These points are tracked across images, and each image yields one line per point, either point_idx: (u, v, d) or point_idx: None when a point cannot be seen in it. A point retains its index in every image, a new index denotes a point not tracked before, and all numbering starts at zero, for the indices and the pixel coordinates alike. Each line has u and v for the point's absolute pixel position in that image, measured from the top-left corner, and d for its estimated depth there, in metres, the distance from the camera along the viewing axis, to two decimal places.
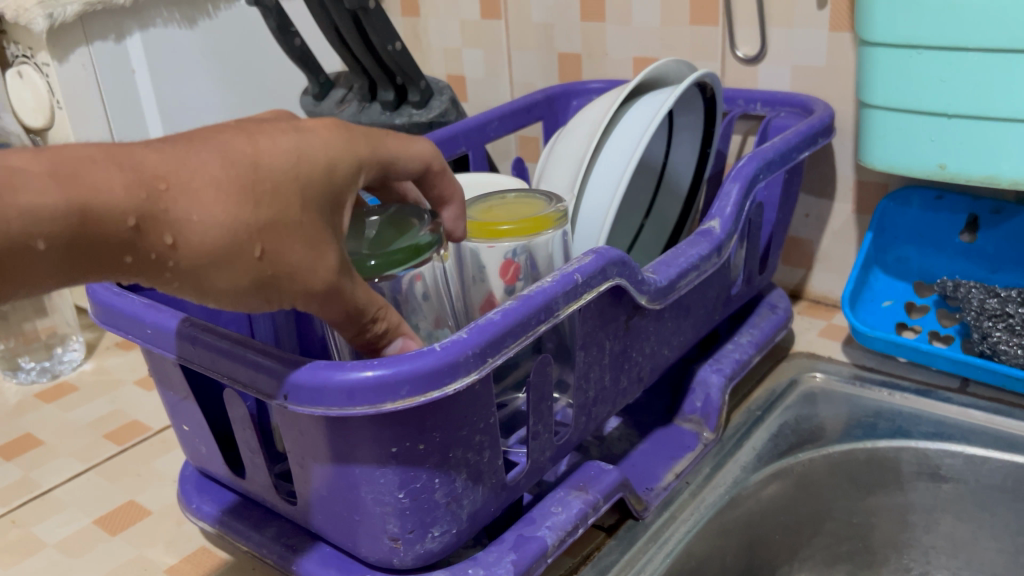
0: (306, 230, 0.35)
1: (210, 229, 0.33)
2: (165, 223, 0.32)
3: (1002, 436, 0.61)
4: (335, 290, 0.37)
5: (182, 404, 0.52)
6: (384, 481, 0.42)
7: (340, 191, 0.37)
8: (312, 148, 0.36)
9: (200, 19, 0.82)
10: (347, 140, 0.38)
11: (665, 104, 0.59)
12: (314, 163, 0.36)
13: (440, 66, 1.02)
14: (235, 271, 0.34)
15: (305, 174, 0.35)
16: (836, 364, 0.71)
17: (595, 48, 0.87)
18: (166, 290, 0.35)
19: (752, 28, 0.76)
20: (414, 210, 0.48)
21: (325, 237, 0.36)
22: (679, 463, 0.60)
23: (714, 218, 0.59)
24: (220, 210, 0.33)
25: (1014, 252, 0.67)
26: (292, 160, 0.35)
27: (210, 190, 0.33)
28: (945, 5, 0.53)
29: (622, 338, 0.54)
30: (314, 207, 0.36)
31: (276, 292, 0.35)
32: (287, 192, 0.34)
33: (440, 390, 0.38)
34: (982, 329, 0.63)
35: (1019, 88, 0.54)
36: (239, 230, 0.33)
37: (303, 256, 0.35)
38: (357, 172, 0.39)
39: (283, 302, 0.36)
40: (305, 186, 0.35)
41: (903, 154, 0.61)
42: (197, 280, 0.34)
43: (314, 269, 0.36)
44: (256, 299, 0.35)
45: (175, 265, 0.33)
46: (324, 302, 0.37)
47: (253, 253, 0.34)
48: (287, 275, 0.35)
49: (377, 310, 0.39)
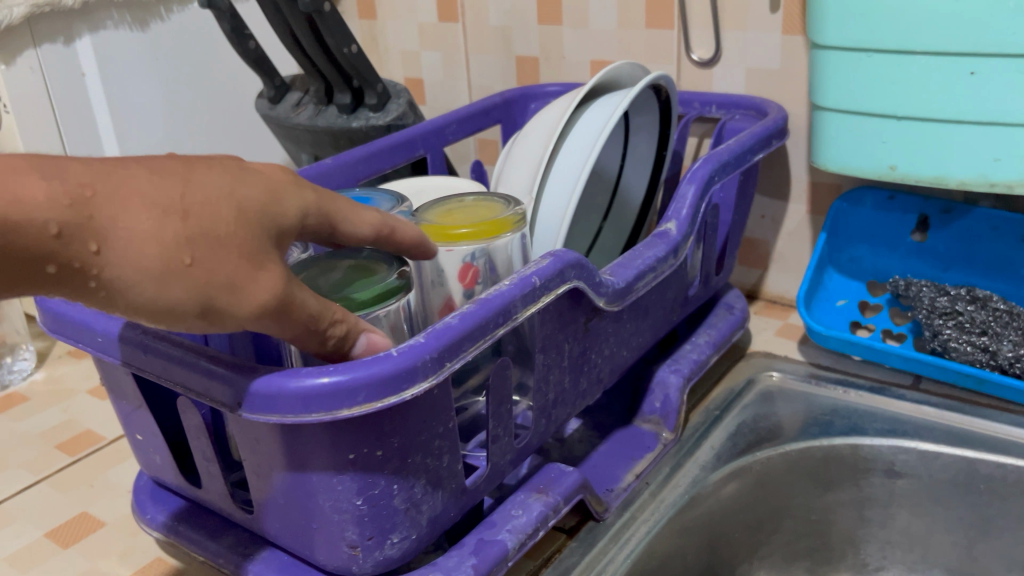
0: (245, 244, 0.34)
1: (137, 234, 0.32)
2: (90, 230, 0.31)
3: (953, 431, 0.63)
4: (283, 300, 0.35)
5: (136, 413, 0.51)
6: (342, 488, 0.41)
7: (282, 226, 0.36)
8: (249, 179, 0.36)
9: (152, 21, 0.81)
10: (287, 183, 0.38)
11: (621, 105, 0.59)
12: (264, 173, 0.36)
13: (397, 68, 1.01)
14: (166, 282, 0.32)
15: (241, 195, 0.35)
16: (792, 363, 0.72)
17: (553, 51, 0.87)
18: (92, 306, 0.33)
19: (707, 31, 0.76)
20: (385, 258, 0.48)
21: (267, 255, 0.35)
22: (639, 464, 0.60)
23: (670, 220, 0.59)
24: (148, 219, 0.32)
25: (964, 251, 0.69)
26: (226, 181, 0.35)
27: (136, 199, 0.32)
28: (893, 10, 0.54)
29: (581, 341, 0.55)
30: (253, 225, 0.35)
31: (215, 308, 0.34)
32: (220, 206, 0.33)
33: (397, 396, 0.38)
34: (933, 327, 0.64)
35: (965, 90, 0.55)
36: (169, 237, 0.32)
37: (241, 268, 0.34)
38: (304, 218, 0.38)
39: (225, 321, 0.34)
40: (240, 202, 0.34)
41: (854, 156, 0.62)
42: (126, 295, 0.33)
43: (255, 286, 0.34)
44: (194, 318, 0.34)
45: (101, 275, 0.32)
46: (269, 321, 0.35)
47: (182, 262, 0.32)
48: (225, 288, 0.33)
49: (333, 317, 0.38)
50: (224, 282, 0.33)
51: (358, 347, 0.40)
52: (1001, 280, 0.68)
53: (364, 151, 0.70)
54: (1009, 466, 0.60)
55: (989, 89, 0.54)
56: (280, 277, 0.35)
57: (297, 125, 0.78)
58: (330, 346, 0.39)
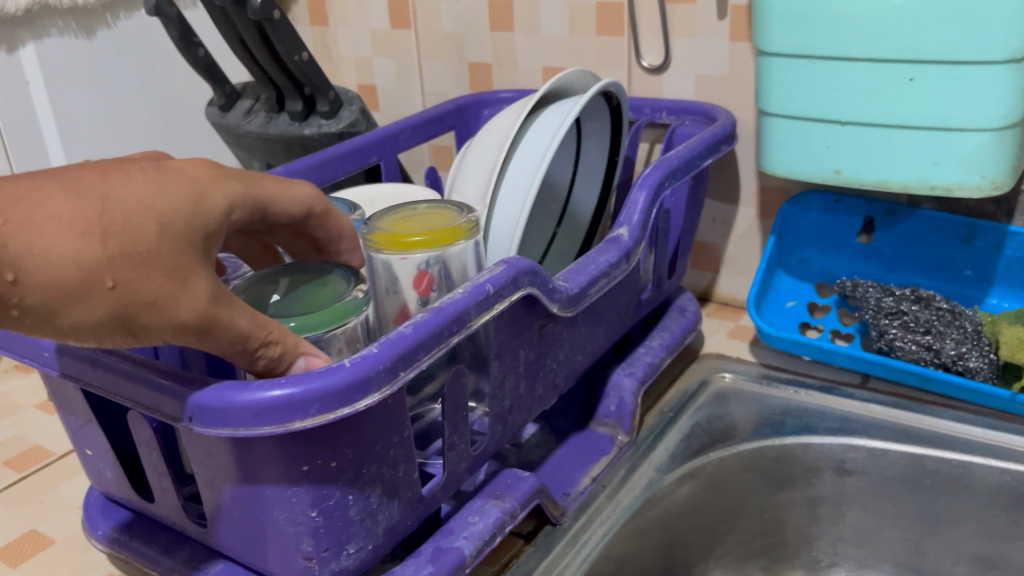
0: (168, 260, 0.34)
1: (53, 263, 0.32)
2: (6, 260, 0.31)
3: (899, 429, 0.64)
4: (209, 320, 0.35)
5: (86, 428, 0.51)
6: (296, 500, 0.41)
7: (209, 223, 0.36)
8: (173, 184, 0.35)
9: (98, 29, 0.80)
10: (215, 174, 0.38)
11: (573, 111, 0.60)
12: (198, 192, 0.36)
13: (350, 75, 1.01)
14: (87, 306, 0.33)
15: (165, 205, 0.34)
16: (744, 364, 0.74)
17: (505, 57, 0.88)
18: (17, 329, 0.34)
19: (657, 38, 0.77)
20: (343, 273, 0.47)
21: (192, 268, 0.35)
22: (594, 468, 0.61)
23: (622, 226, 0.60)
24: (66, 243, 0.32)
25: (910, 252, 0.71)
26: (148, 191, 0.34)
27: (51, 222, 0.32)
28: (836, 18, 0.56)
29: (537, 346, 0.55)
30: (178, 237, 0.34)
31: (137, 325, 0.34)
32: (141, 224, 0.33)
33: (351, 407, 0.38)
34: (880, 327, 0.66)
35: (905, 96, 0.56)
36: (87, 263, 0.32)
37: (164, 287, 0.34)
38: (231, 207, 0.38)
39: (152, 333, 0.35)
40: (163, 216, 0.34)
41: (800, 160, 0.63)
42: (49, 316, 0.33)
43: (180, 304, 0.34)
44: (120, 330, 0.34)
45: (22, 303, 0.32)
46: (199, 334, 0.35)
47: (103, 285, 0.32)
48: (148, 307, 0.34)
49: (268, 334, 0.38)
50: (148, 301, 0.34)
51: (295, 367, 0.39)
52: (944, 280, 0.71)
53: (316, 159, 0.69)
54: (953, 461, 0.61)
55: (928, 94, 0.55)
56: (207, 292, 0.35)
57: (249, 133, 0.78)
58: (266, 362, 0.39)
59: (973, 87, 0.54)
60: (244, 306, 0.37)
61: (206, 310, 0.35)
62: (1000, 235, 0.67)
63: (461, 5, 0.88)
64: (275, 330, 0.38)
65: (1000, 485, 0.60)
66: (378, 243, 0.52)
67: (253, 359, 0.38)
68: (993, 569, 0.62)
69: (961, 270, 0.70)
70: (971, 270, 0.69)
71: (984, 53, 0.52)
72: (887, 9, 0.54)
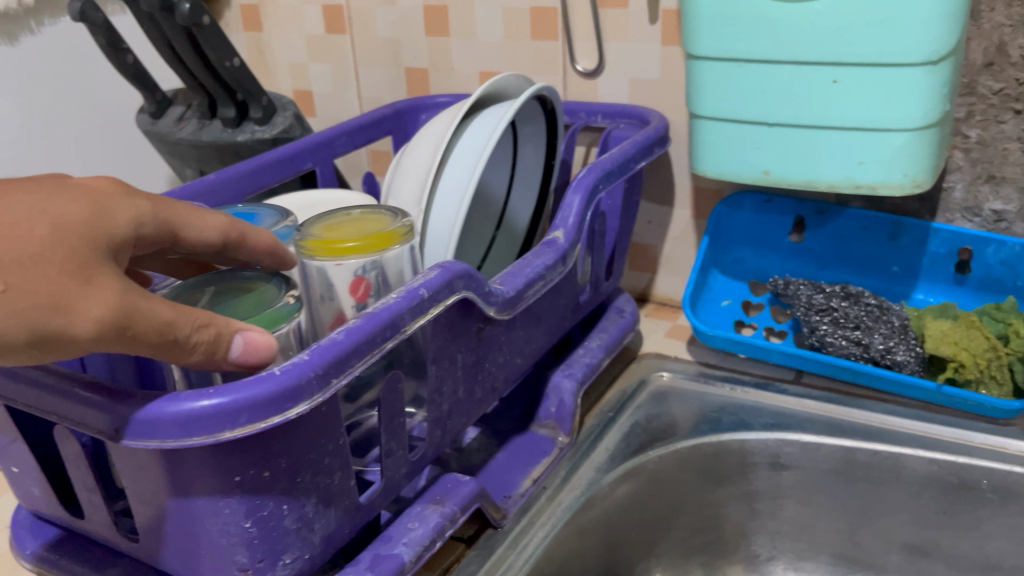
0: (65, 261, 0.33)
1: None
2: None
3: (832, 422, 0.66)
4: (123, 311, 0.34)
5: (11, 445, 0.49)
6: (229, 512, 0.41)
7: (112, 233, 0.36)
8: (66, 198, 0.36)
9: (21, 35, 0.77)
10: (120, 190, 0.39)
11: (506, 114, 0.60)
12: (100, 205, 0.37)
13: (286, 81, 1.00)
14: None
15: (58, 214, 0.35)
16: (682, 363, 0.75)
17: (441, 62, 0.88)
18: None
19: (590, 42, 0.78)
20: (273, 281, 0.47)
21: (94, 267, 0.34)
22: (535, 470, 0.61)
23: (558, 229, 0.60)
24: None
25: (840, 250, 0.73)
26: (38, 204, 0.35)
27: None
28: (762, 22, 0.57)
29: (474, 350, 0.55)
30: (75, 238, 0.34)
31: (48, 334, 0.33)
32: (29, 229, 0.33)
33: (282, 415, 0.38)
34: (811, 323, 0.67)
35: (829, 97, 0.58)
36: None
37: (65, 284, 0.33)
38: (139, 224, 0.39)
39: (71, 345, 0.34)
40: (55, 219, 0.34)
41: (730, 161, 0.64)
42: None
43: (87, 301, 0.33)
44: (33, 347, 0.33)
45: None
46: (120, 333, 0.34)
47: None
48: (51, 308, 0.33)
49: (195, 319, 0.36)
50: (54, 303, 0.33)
51: (235, 347, 0.38)
52: (872, 277, 0.73)
53: (249, 166, 0.68)
54: (884, 452, 0.63)
55: (850, 96, 0.57)
56: (114, 289, 0.34)
57: (181, 140, 0.76)
58: (204, 352, 0.37)
59: (892, 89, 0.56)
60: (161, 298, 0.36)
61: (119, 307, 0.34)
62: (925, 232, 0.69)
63: (397, 10, 0.87)
64: (201, 313, 0.37)
65: (928, 474, 0.62)
66: (311, 250, 0.52)
67: (191, 350, 0.36)
68: (925, 557, 0.64)
69: (889, 267, 0.72)
70: (898, 266, 0.72)
71: (902, 56, 0.54)
72: (810, 13, 0.55)
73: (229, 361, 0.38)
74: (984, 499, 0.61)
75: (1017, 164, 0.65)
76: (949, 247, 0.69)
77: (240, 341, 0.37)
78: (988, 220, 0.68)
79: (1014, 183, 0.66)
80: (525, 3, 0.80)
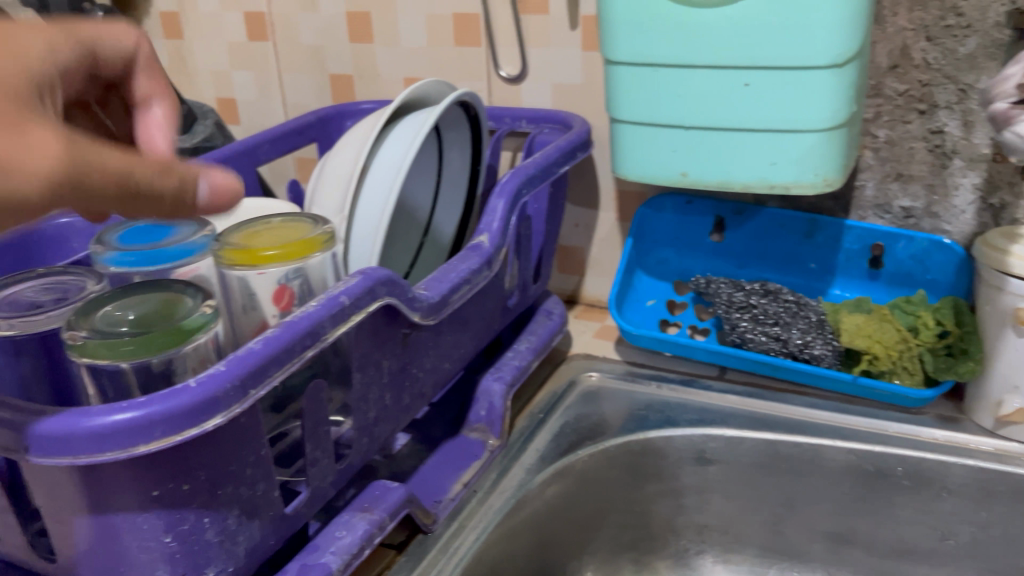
0: None
1: None
2: None
3: (754, 416, 0.68)
4: (77, 167, 0.31)
5: None
6: (148, 528, 0.40)
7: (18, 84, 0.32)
8: None
9: None
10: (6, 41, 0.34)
11: (429, 118, 0.60)
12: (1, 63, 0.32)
13: (208, 88, 0.98)
14: None
15: None
16: (610, 363, 0.76)
17: (366, 68, 0.88)
18: None
19: (513, 48, 0.79)
20: (190, 291, 0.46)
21: (21, 123, 0.30)
22: (466, 474, 0.62)
23: (483, 233, 0.61)
24: None
25: (758, 248, 0.76)
26: None
27: None
28: (676, 27, 0.59)
29: (400, 356, 0.55)
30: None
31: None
32: None
33: (198, 428, 0.37)
34: (732, 320, 0.69)
35: (742, 100, 0.59)
36: None
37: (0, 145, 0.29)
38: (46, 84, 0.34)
39: (31, 207, 0.30)
40: None
41: (649, 164, 0.66)
42: None
43: (29, 155, 0.30)
44: None
45: None
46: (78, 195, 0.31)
47: None
48: None
49: (155, 168, 0.34)
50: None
51: (200, 191, 0.36)
52: (791, 274, 0.76)
53: None
54: (804, 444, 0.65)
55: (762, 98, 0.59)
56: (53, 137, 0.31)
57: None
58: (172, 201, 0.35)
59: (802, 91, 0.58)
60: (108, 147, 0.33)
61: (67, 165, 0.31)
62: (838, 229, 0.72)
63: (320, 16, 0.87)
64: (160, 163, 0.34)
65: (848, 464, 0.64)
66: (231, 259, 0.51)
67: (160, 198, 0.34)
68: (846, 544, 0.66)
69: (806, 264, 0.74)
70: (815, 263, 0.74)
71: (808, 60, 0.56)
72: (722, 18, 0.57)
73: (193, 206, 0.36)
74: (900, 486, 0.63)
75: (922, 162, 0.68)
76: (862, 244, 0.72)
77: (204, 185, 0.36)
78: (898, 216, 0.71)
79: (920, 181, 0.69)
80: (448, 10, 0.80)
